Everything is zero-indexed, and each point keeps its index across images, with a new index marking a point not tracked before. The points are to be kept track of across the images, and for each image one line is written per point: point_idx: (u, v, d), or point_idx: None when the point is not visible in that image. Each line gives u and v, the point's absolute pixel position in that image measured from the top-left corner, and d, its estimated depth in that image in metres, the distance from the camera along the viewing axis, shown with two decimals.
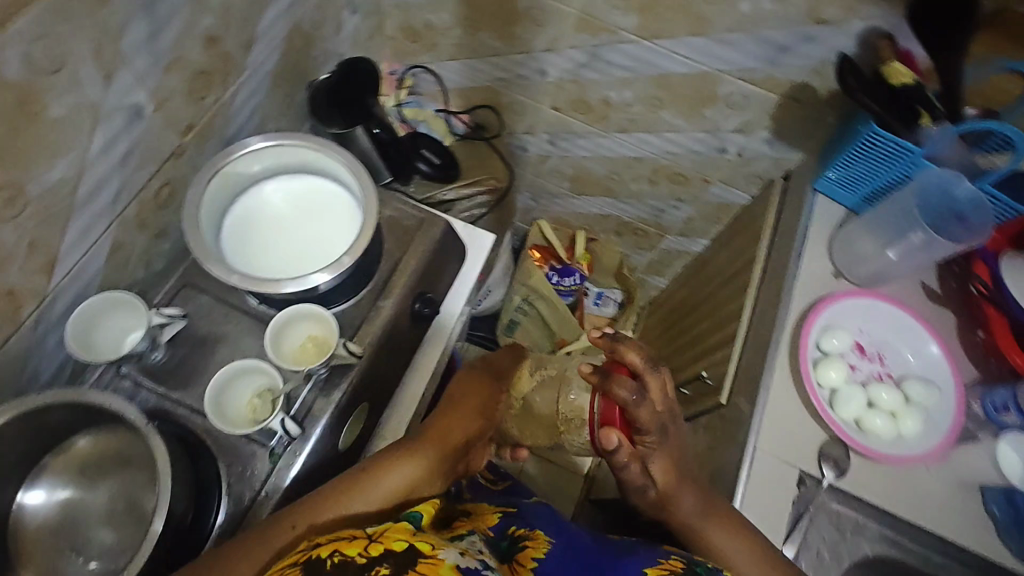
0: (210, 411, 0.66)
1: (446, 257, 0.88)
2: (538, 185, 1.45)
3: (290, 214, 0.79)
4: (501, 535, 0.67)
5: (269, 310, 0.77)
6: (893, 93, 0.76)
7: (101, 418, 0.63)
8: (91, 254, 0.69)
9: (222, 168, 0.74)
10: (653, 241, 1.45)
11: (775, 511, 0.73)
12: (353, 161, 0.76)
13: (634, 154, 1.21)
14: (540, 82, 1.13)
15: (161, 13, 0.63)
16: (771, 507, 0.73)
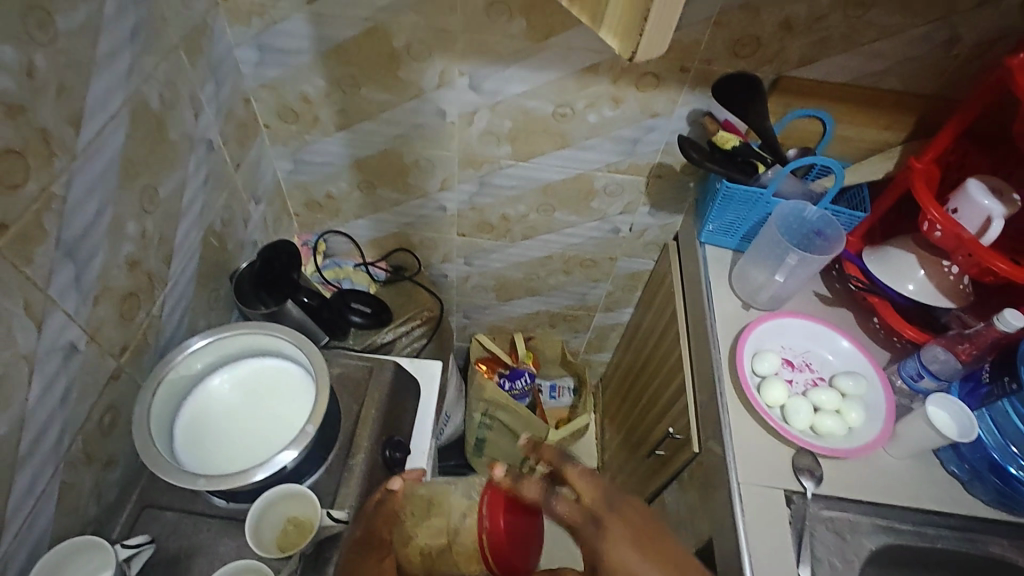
0: None
1: (403, 397, 0.91)
2: (466, 304, 1.52)
3: (239, 402, 0.80)
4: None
5: (241, 505, 0.75)
6: (730, 158, 0.92)
7: None
8: (40, 505, 0.65)
9: (162, 378, 0.74)
10: (585, 323, 1.55)
11: (779, 536, 0.76)
12: (293, 333, 0.79)
13: (543, 254, 1.33)
14: (442, 216, 1.24)
15: (83, 254, 0.67)
16: (773, 534, 0.76)
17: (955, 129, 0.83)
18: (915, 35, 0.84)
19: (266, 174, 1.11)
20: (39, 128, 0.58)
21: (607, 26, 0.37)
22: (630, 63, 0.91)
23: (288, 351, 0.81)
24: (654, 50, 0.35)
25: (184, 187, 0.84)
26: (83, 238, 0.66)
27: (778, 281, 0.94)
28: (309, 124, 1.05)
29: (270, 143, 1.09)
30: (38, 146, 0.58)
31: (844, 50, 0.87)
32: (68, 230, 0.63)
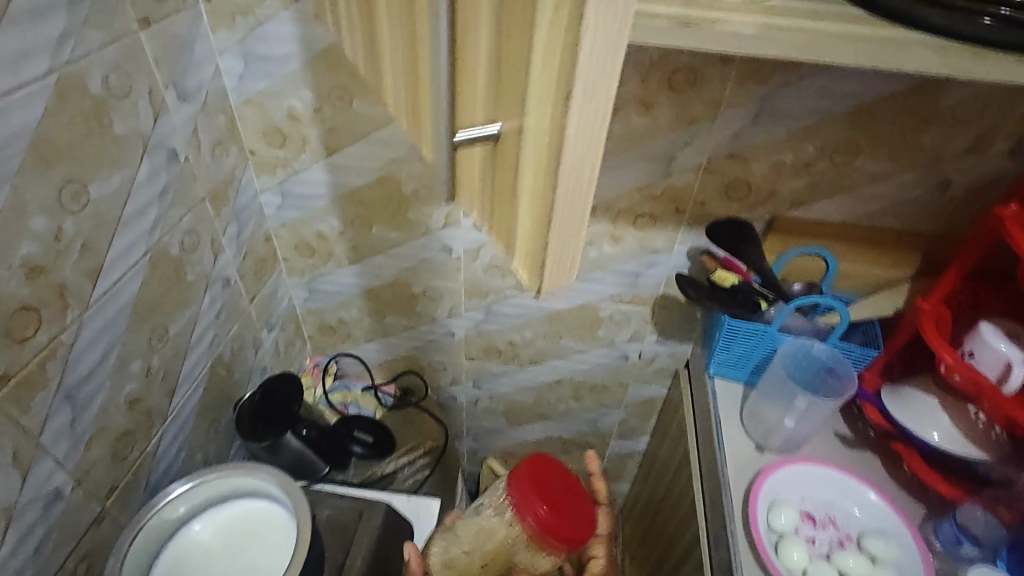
0: None
1: (393, 544, 0.87)
2: (477, 427, 1.48)
3: (221, 548, 0.77)
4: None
5: None
6: (731, 295, 0.90)
7: None
8: None
9: (143, 524, 0.73)
10: (600, 450, 1.48)
11: None
12: (278, 474, 0.78)
13: (552, 379, 1.30)
14: (451, 341, 1.25)
15: (83, 399, 0.69)
16: None
17: (958, 270, 0.81)
18: (906, 180, 0.86)
19: (281, 303, 1.16)
20: (58, 285, 0.63)
21: (519, 256, 0.44)
22: (624, 206, 0.95)
23: (274, 495, 0.79)
24: (556, 285, 0.38)
25: (195, 324, 0.89)
26: (85, 383, 0.69)
27: (789, 424, 0.90)
28: (324, 257, 1.11)
29: (288, 274, 1.15)
30: (54, 300, 0.63)
31: (836, 193, 0.89)
32: (71, 377, 0.66)
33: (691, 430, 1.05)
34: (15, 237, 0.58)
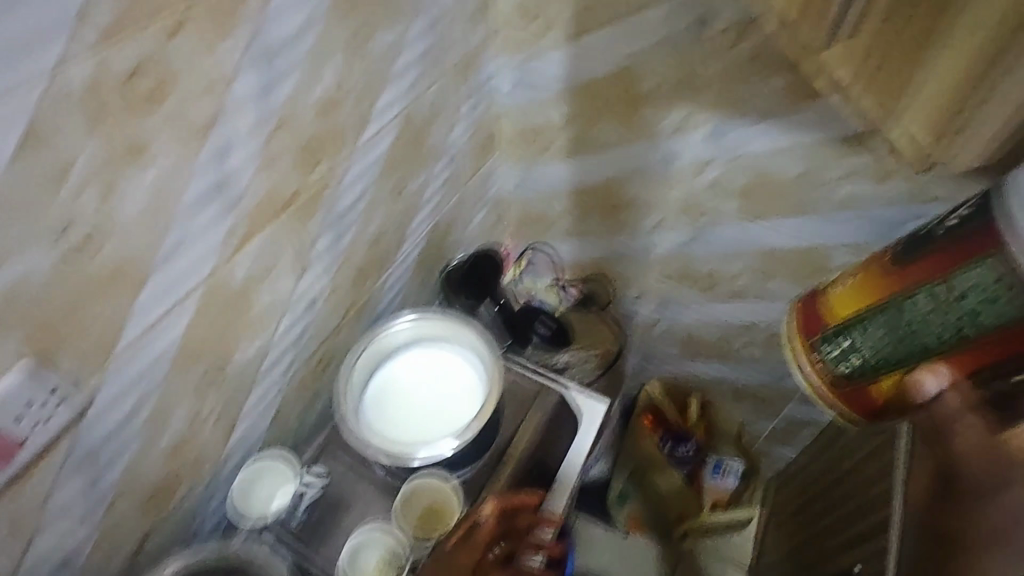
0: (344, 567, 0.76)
1: (561, 431, 0.92)
2: (649, 349, 1.46)
3: (420, 379, 0.89)
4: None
5: (394, 479, 0.83)
6: (888, 304, 0.62)
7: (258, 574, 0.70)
8: (258, 420, 0.80)
9: (376, 334, 0.89)
10: (775, 407, 1.37)
11: None
12: (489, 338, 0.89)
13: (745, 322, 1.21)
14: (647, 257, 1.21)
15: (342, 226, 0.80)
16: None
17: None
18: None
19: (494, 185, 1.22)
20: (339, 121, 0.72)
21: None
22: None
23: (477, 355, 0.89)
24: None
25: (426, 186, 0.97)
26: (344, 215, 0.80)
27: None
28: (544, 146, 1.12)
29: (505, 157, 1.19)
30: (335, 135, 0.72)
31: None
32: (337, 205, 0.77)
33: None
34: (317, 71, 0.66)
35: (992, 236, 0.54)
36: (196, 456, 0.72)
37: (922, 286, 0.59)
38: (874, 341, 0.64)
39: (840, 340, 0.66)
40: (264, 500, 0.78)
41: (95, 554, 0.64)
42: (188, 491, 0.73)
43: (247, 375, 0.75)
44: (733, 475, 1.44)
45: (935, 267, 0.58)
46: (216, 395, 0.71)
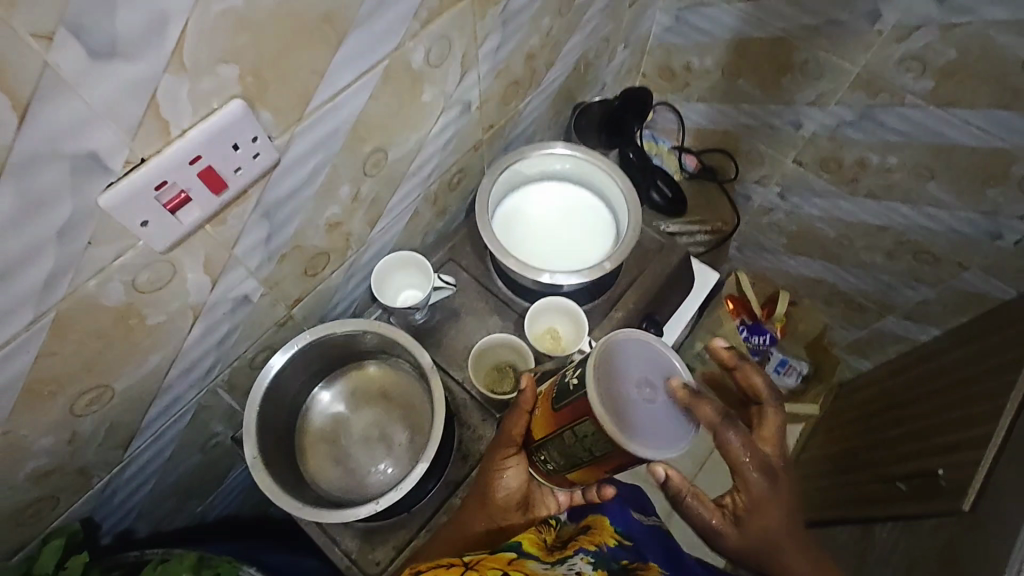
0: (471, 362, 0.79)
1: (675, 287, 0.93)
2: (751, 237, 1.41)
3: (554, 212, 0.89)
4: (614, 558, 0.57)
5: (514, 297, 0.86)
6: (557, 436, 0.56)
7: (398, 353, 0.76)
8: (398, 218, 0.81)
9: (531, 154, 0.86)
10: (868, 318, 1.33)
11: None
12: (633, 189, 0.85)
13: (877, 223, 1.13)
14: (791, 134, 1.12)
15: (511, 28, 0.74)
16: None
17: None
18: None
19: (644, 25, 1.10)
20: None
21: None
22: None
23: (623, 211, 0.86)
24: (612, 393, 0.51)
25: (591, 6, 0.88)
26: (517, 16, 0.73)
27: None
28: None
29: None
30: None
31: None
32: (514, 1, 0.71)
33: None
34: None
35: (589, 403, 0.50)
36: (347, 238, 0.74)
37: (569, 429, 0.54)
38: (559, 459, 0.58)
39: (540, 454, 0.60)
40: (403, 296, 0.85)
41: (260, 306, 0.68)
42: (334, 270, 0.76)
43: (401, 168, 0.74)
44: (795, 374, 1.45)
45: (573, 410, 0.53)
46: (373, 181, 0.71)
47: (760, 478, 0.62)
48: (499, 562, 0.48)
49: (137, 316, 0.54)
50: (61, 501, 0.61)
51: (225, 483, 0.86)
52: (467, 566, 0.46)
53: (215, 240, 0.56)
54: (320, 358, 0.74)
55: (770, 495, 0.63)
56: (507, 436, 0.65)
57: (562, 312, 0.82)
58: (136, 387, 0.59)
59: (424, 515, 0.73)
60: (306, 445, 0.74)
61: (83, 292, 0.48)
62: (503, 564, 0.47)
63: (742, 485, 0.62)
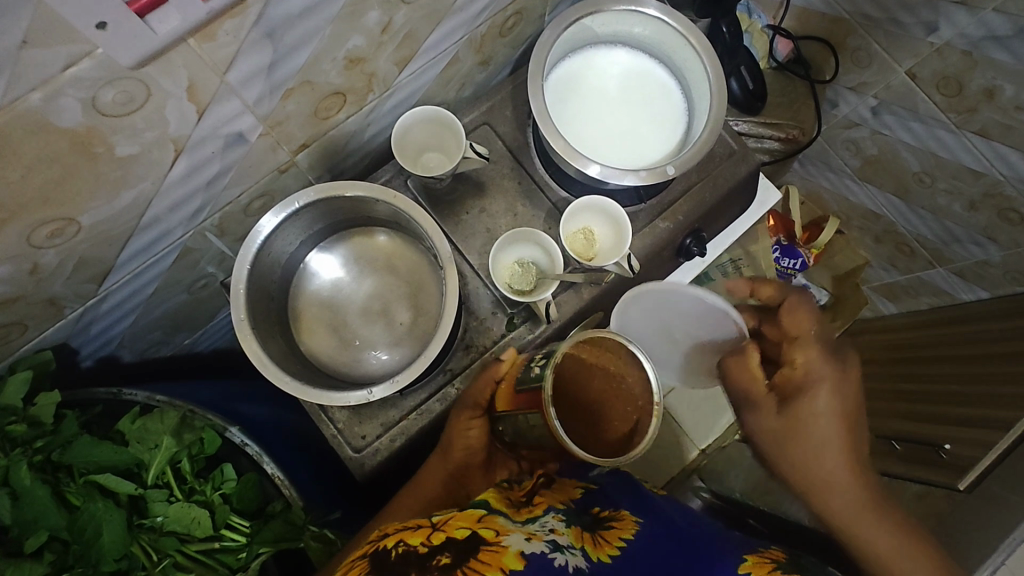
0: (493, 253, 0.71)
1: (732, 202, 0.81)
2: (820, 150, 1.25)
3: (617, 89, 0.73)
4: (583, 511, 0.55)
5: (551, 183, 0.75)
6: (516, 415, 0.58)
7: (413, 229, 0.66)
8: (433, 62, 0.67)
9: (608, 9, 0.69)
10: (915, 264, 1.23)
11: None
12: (724, 79, 0.68)
13: (973, 167, 0.97)
14: (919, 37, 0.92)
15: None
16: None
17: None
18: None
19: None
20: None
21: None
22: None
23: (703, 106, 0.71)
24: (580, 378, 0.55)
25: None
26: None
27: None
28: None
29: None
30: None
31: None
32: None
33: None
34: None
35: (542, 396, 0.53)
36: (369, 79, 0.60)
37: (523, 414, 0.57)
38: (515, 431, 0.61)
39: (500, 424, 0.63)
40: (426, 160, 0.73)
41: (258, 148, 0.57)
42: (351, 115, 0.64)
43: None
44: (813, 303, 1.37)
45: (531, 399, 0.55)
46: (411, 10, 0.55)
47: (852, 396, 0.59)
48: (469, 520, 0.46)
49: (101, 143, 0.43)
50: (30, 328, 0.56)
51: (216, 322, 0.82)
52: (435, 528, 0.44)
53: (201, 61, 0.43)
54: (324, 218, 0.64)
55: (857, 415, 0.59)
56: (471, 400, 0.64)
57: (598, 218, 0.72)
58: (107, 223, 0.51)
59: (418, 398, 0.69)
60: (298, 311, 0.68)
61: (24, 107, 0.37)
62: (473, 523, 0.45)
63: (850, 400, 0.59)
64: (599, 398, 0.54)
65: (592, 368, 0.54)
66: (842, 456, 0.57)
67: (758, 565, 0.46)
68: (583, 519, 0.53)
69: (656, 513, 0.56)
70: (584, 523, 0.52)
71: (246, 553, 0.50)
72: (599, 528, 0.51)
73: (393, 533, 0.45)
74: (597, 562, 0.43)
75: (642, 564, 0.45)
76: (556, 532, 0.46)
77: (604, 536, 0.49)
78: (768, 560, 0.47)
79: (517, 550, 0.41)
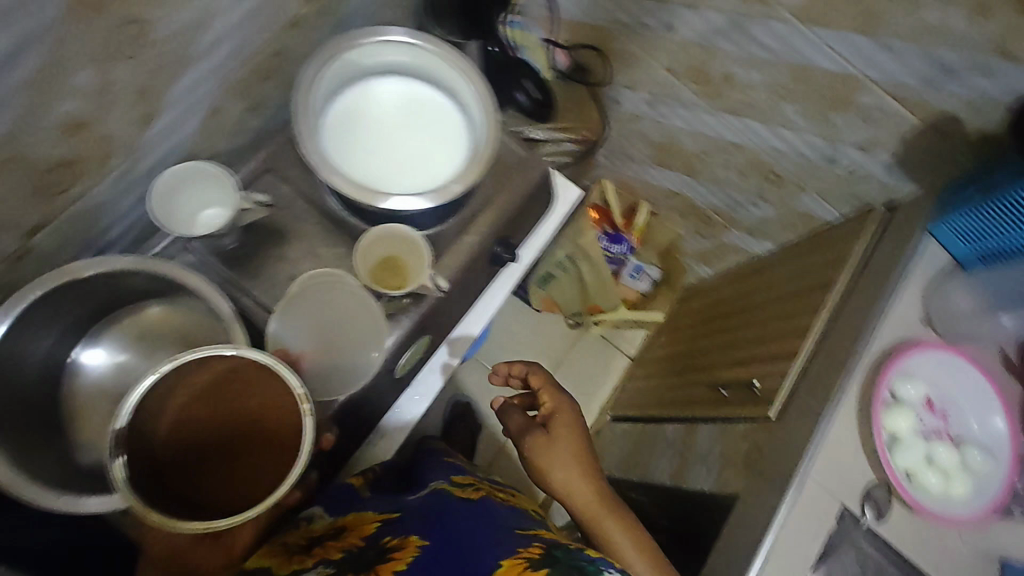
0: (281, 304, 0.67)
1: (533, 205, 0.86)
2: (618, 145, 1.37)
3: (392, 117, 0.74)
4: (371, 546, 0.59)
5: (349, 218, 0.74)
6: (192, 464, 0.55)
7: (183, 294, 0.62)
8: (186, 115, 0.63)
9: (361, 42, 0.70)
10: (716, 231, 1.39)
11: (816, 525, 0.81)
12: (487, 89, 0.73)
13: (733, 141, 1.13)
14: (665, 37, 1.04)
15: None
16: (812, 523, 0.81)
17: None
18: None
19: None
20: None
21: None
22: None
23: (477, 115, 0.74)
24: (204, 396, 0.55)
25: None
26: None
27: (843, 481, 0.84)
28: None
29: None
30: None
31: None
32: None
33: (843, 282, 0.94)
34: None
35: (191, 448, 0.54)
36: (105, 142, 0.55)
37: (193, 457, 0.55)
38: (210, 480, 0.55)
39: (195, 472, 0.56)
40: (202, 218, 0.67)
41: None
42: (95, 184, 0.58)
43: (178, 49, 0.55)
44: (647, 279, 1.51)
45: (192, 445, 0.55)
46: (132, 66, 0.51)
47: (570, 432, 0.78)
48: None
49: None
50: None
51: None
52: None
53: None
54: (77, 304, 0.59)
55: (580, 454, 0.76)
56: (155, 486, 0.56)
57: (321, 267, 0.71)
58: None
59: None
60: (77, 413, 0.63)
61: None
62: None
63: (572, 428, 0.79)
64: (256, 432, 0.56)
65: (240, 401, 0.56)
66: (585, 478, 0.75)
67: (513, 566, 0.52)
68: (367, 555, 0.58)
69: (443, 529, 0.60)
70: (359, 564, 0.56)
71: None
72: (379, 564, 0.55)
73: None
74: None
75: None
76: None
77: (379, 570, 0.54)
78: (523, 559, 0.53)
79: None
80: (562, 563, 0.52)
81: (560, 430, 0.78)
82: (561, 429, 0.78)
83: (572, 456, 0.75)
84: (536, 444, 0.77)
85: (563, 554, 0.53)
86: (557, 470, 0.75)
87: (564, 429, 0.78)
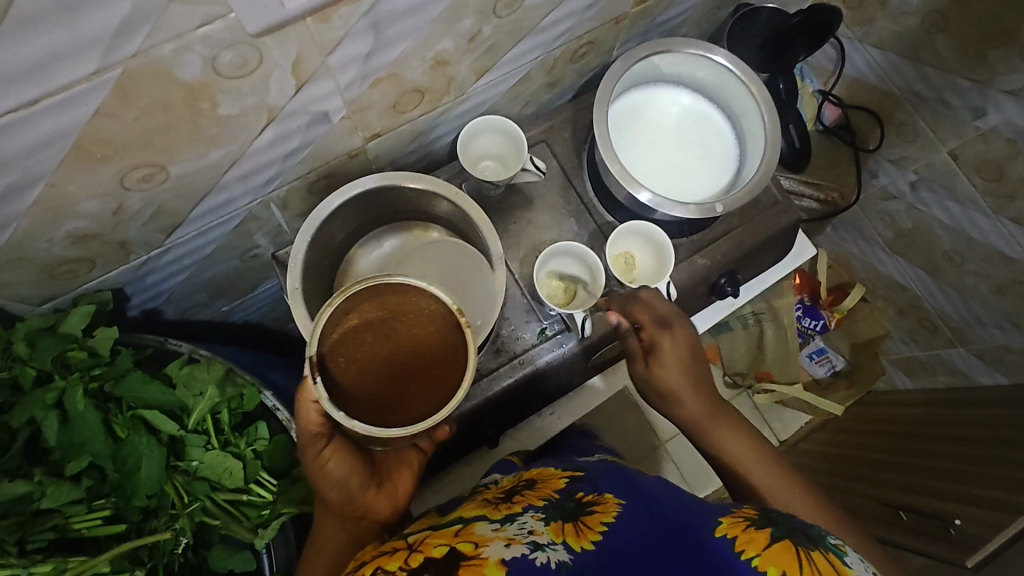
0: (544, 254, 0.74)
1: (769, 249, 0.83)
2: (853, 218, 1.27)
3: (673, 126, 0.77)
4: (567, 498, 0.53)
5: (598, 205, 0.78)
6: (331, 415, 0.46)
7: (466, 231, 0.69)
8: (507, 75, 0.71)
9: (679, 49, 0.72)
10: (935, 342, 1.23)
11: None
12: (779, 129, 0.72)
13: (1005, 253, 0.97)
14: (966, 120, 0.94)
15: None
16: None
17: None
18: None
19: None
20: None
21: None
22: None
23: (755, 151, 0.74)
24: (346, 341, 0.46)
25: None
26: None
27: None
28: None
29: None
30: None
31: None
32: None
33: None
34: None
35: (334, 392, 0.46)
36: (449, 81, 0.64)
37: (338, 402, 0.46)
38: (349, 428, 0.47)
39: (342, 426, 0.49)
40: (488, 167, 0.76)
41: (337, 130, 0.61)
42: (423, 113, 0.67)
43: (533, 18, 0.62)
44: (829, 368, 1.37)
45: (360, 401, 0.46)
46: (500, 24, 0.59)
47: (672, 361, 0.66)
48: (446, 537, 0.46)
49: (208, 100, 0.47)
50: (96, 266, 0.59)
51: (257, 294, 0.85)
52: (412, 551, 0.44)
53: (312, 39, 0.46)
54: (375, 209, 0.68)
55: (686, 379, 0.66)
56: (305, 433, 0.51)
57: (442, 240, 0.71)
58: (191, 176, 0.54)
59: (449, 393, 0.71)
60: None
61: (155, 56, 0.40)
62: (450, 539, 0.45)
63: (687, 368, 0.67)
64: (438, 352, 0.46)
65: (399, 327, 0.46)
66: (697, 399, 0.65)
67: (734, 524, 0.47)
68: (566, 505, 0.51)
69: (642, 493, 0.53)
70: (564, 512, 0.50)
71: (269, 511, 0.53)
72: (581, 513, 0.49)
73: (370, 559, 0.45)
74: (581, 553, 0.42)
75: (626, 547, 0.43)
76: (531, 530, 0.45)
77: (584, 521, 0.47)
78: (742, 517, 0.48)
79: (498, 557, 0.40)
80: (785, 525, 0.46)
81: (679, 358, 0.66)
82: (672, 356, 0.66)
83: (698, 387, 0.66)
84: (654, 383, 0.67)
85: (784, 518, 0.48)
86: (680, 400, 0.65)
87: (667, 352, 0.66)
